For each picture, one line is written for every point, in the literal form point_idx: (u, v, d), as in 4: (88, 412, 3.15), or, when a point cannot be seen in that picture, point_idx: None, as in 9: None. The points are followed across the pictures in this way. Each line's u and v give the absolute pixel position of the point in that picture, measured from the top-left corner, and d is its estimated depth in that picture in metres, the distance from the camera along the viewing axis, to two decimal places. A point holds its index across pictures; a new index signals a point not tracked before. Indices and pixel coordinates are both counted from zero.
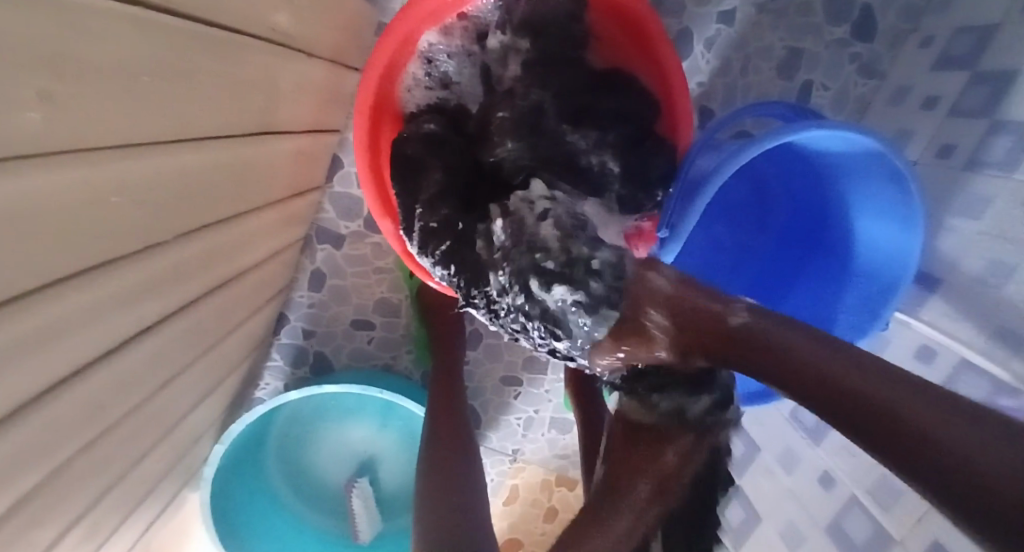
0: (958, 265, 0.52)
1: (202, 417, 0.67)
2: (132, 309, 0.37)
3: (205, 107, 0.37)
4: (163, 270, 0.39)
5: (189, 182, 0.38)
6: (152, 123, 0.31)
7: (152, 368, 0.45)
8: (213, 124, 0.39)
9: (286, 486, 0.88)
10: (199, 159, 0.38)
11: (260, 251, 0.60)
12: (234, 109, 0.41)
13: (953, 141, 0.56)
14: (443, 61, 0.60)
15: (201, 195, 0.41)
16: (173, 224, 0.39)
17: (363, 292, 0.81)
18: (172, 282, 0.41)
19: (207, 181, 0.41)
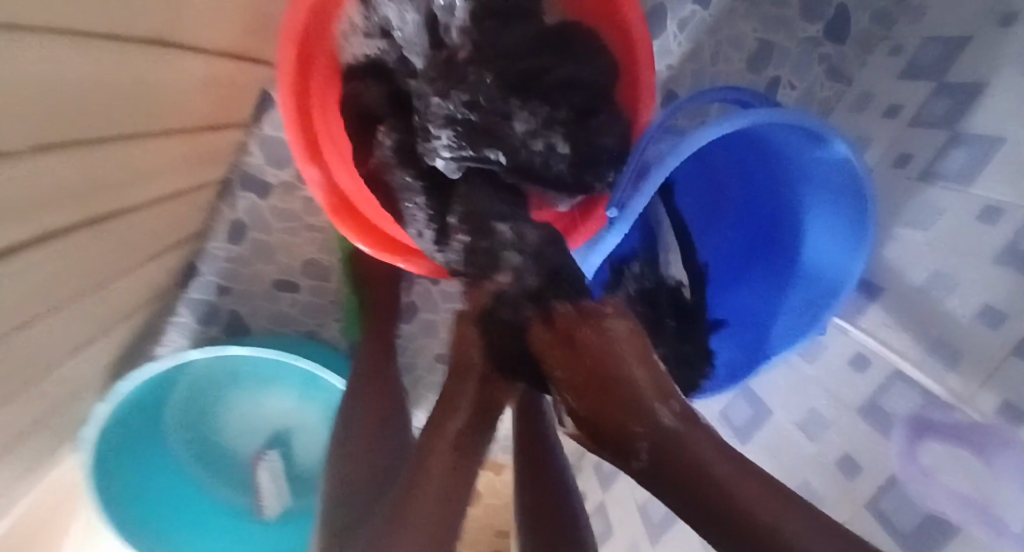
0: (901, 275, 0.52)
1: (84, 368, 0.59)
2: (10, 219, 0.30)
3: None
4: (37, 190, 0.32)
5: (75, 75, 0.32)
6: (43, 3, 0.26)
7: (23, 302, 0.37)
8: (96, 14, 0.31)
9: (186, 452, 0.81)
10: (74, 54, 0.30)
11: (159, 186, 0.52)
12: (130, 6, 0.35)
13: (911, 151, 0.55)
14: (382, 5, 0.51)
15: (78, 98, 0.33)
16: (57, 128, 0.32)
17: (290, 250, 0.74)
18: (47, 203, 0.34)
19: (97, 79, 0.34)
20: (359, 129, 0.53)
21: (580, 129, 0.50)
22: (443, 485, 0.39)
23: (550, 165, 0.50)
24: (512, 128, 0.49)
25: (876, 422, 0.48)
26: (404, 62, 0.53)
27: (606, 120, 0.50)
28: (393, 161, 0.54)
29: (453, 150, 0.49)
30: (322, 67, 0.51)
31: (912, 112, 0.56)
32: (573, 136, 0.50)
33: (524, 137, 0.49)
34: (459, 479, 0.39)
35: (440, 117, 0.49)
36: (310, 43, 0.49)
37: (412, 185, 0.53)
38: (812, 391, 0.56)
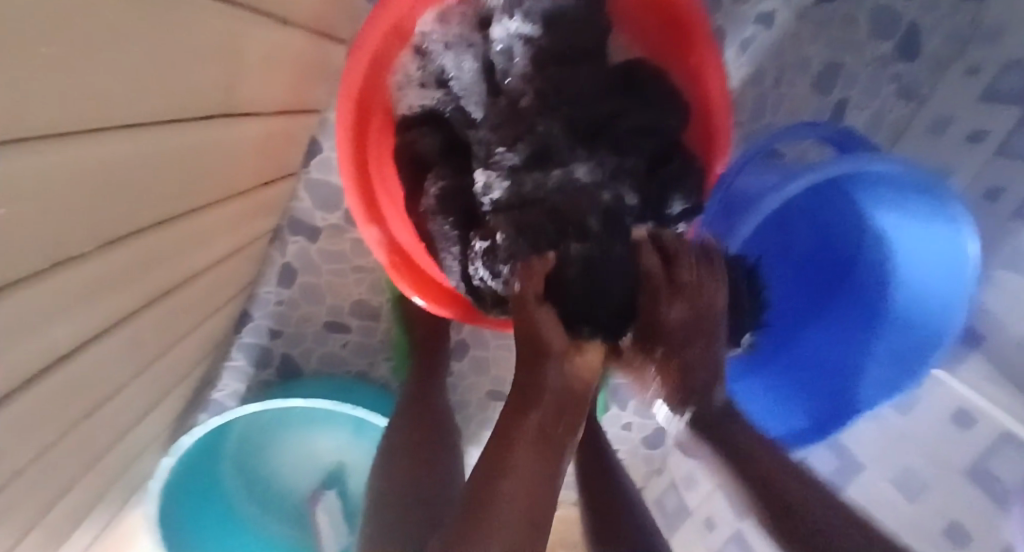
0: (1002, 325, 0.47)
1: (150, 428, 0.58)
2: (52, 326, 0.29)
3: (148, 81, 0.29)
4: (74, 288, 0.30)
5: (125, 177, 0.31)
6: (81, 111, 0.23)
7: (72, 395, 0.36)
8: (149, 107, 0.30)
9: (245, 494, 0.81)
10: (124, 148, 0.29)
11: (216, 249, 0.51)
12: (187, 84, 0.33)
13: (1002, 183, 0.49)
14: (438, 55, 0.51)
15: (127, 189, 0.32)
16: (103, 229, 0.31)
17: (340, 292, 0.73)
18: (99, 297, 0.33)
19: (151, 174, 0.33)
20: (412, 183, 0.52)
21: (652, 179, 0.49)
22: (529, 480, 0.34)
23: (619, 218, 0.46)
24: (576, 176, 0.47)
25: (989, 492, 0.44)
26: (462, 113, 0.50)
27: (679, 168, 0.49)
28: (434, 211, 0.51)
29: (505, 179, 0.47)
30: (378, 121, 0.52)
31: (994, 136, 0.51)
32: (641, 187, 0.48)
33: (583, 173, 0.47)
34: (537, 499, 0.33)
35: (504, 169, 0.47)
36: (368, 100, 0.50)
37: (451, 235, 0.50)
38: (904, 448, 0.52)
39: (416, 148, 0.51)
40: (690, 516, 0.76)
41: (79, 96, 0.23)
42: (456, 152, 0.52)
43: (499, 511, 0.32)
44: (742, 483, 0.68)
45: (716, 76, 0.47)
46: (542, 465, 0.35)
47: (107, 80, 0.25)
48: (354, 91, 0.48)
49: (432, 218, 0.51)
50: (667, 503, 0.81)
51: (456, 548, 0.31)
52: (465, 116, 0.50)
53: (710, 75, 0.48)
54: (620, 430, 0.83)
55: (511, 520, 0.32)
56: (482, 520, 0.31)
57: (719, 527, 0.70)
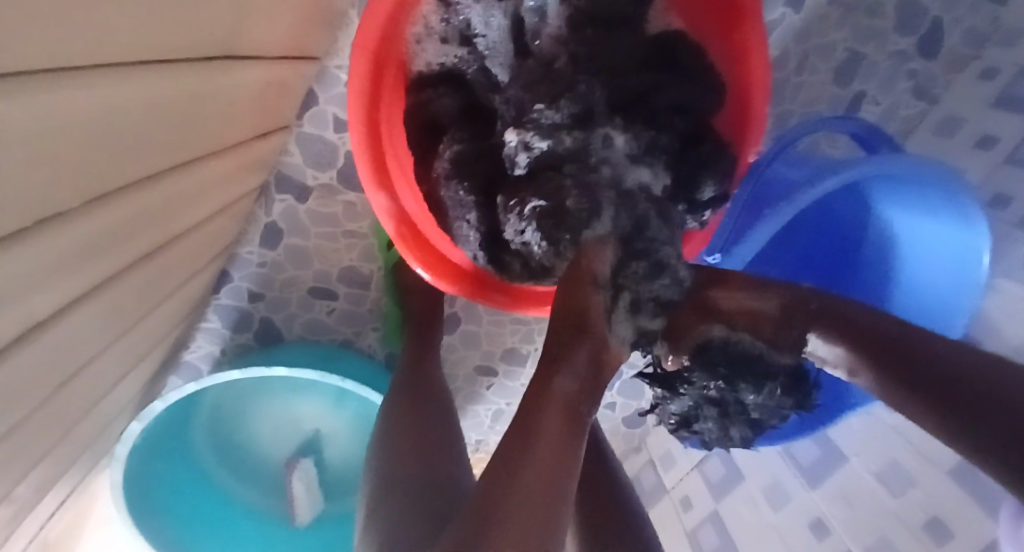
0: (999, 330, 0.48)
1: (122, 395, 0.54)
2: (31, 295, 0.25)
3: (142, 12, 0.24)
4: (60, 246, 0.26)
5: (115, 122, 0.26)
6: (66, 48, 0.19)
7: (50, 364, 0.32)
8: (152, 40, 0.26)
9: (216, 459, 0.77)
10: (125, 89, 0.25)
11: (204, 207, 0.46)
12: (189, 19, 0.28)
13: (1009, 191, 0.50)
14: (463, 8, 0.46)
15: (122, 137, 0.27)
16: (91, 183, 0.26)
17: (328, 258, 0.69)
18: (81, 260, 0.29)
19: (149, 120, 0.29)
20: (425, 147, 0.49)
21: (683, 162, 0.46)
22: (555, 444, 0.29)
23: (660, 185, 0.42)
24: (613, 144, 0.42)
25: (972, 489, 0.44)
26: (485, 74, 0.48)
27: (713, 151, 0.47)
28: (449, 175, 0.48)
29: (530, 138, 0.42)
30: (393, 76, 0.46)
31: (1003, 144, 0.52)
32: (676, 167, 0.46)
33: (625, 140, 0.42)
34: (560, 464, 0.28)
35: (540, 128, 0.42)
36: (385, 51, 0.44)
37: (465, 200, 0.47)
38: (891, 441, 0.52)
39: (432, 108, 0.49)
40: (666, 494, 0.77)
41: (67, 28, 0.18)
42: (478, 116, 0.49)
43: (524, 470, 0.27)
44: (725, 467, 0.69)
45: (760, 57, 0.45)
46: (571, 429, 0.30)
47: (109, 10, 0.21)
48: (373, 42, 0.43)
49: (444, 182, 0.48)
50: (644, 482, 0.83)
51: (482, 507, 0.25)
52: (489, 78, 0.48)
53: (755, 61, 0.46)
54: (606, 408, 0.84)
55: (538, 482, 0.27)
56: (514, 471, 0.27)
57: (694, 507, 0.71)
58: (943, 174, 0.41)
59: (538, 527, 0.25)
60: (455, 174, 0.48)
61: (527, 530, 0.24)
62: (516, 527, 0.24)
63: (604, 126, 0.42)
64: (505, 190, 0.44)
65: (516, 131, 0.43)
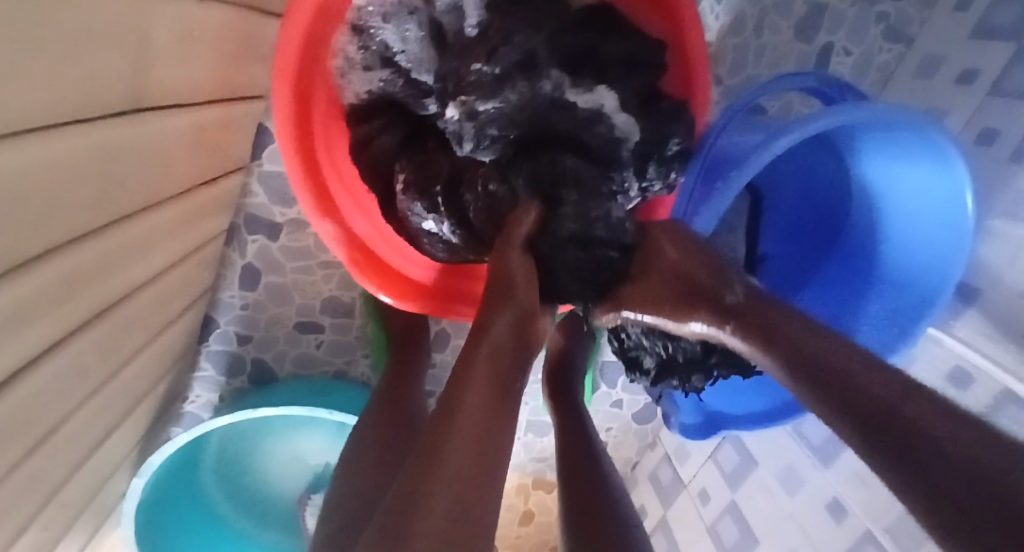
0: (998, 276, 0.46)
1: (112, 452, 0.55)
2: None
3: (44, 60, 0.24)
4: (10, 311, 0.26)
5: (40, 183, 0.26)
6: None
7: (18, 429, 0.33)
8: (61, 102, 0.26)
9: (231, 505, 0.78)
10: (42, 149, 0.25)
11: (158, 258, 0.47)
12: (93, 66, 0.28)
13: (997, 125, 0.48)
14: (378, 30, 0.46)
15: (46, 200, 0.28)
16: (25, 240, 0.27)
17: (308, 290, 0.69)
18: (25, 324, 0.29)
19: (71, 177, 0.29)
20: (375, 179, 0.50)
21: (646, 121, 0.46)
22: (483, 418, 0.28)
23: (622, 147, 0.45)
24: (573, 109, 0.43)
25: None
26: (411, 86, 0.47)
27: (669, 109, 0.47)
28: (410, 198, 0.48)
29: (466, 105, 0.42)
30: (321, 107, 0.47)
31: (985, 77, 0.51)
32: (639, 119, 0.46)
33: (581, 89, 0.43)
34: (487, 448, 0.27)
35: (482, 87, 0.41)
36: (308, 82, 0.45)
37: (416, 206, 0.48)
38: None
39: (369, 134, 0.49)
40: (684, 488, 0.74)
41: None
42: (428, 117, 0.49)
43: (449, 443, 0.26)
44: (737, 455, 0.66)
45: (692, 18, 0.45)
46: (500, 405, 0.30)
47: (20, 82, 0.22)
48: (292, 71, 0.44)
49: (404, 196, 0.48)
50: (661, 477, 0.80)
51: (402, 500, 0.24)
52: (420, 94, 0.47)
53: (693, 45, 0.46)
54: (613, 407, 0.82)
55: (464, 457, 0.26)
56: (434, 459, 0.26)
57: (712, 499, 0.68)
58: (914, 121, 0.38)
59: (473, 502, 0.24)
60: (409, 148, 0.49)
61: (454, 502, 0.24)
62: (442, 515, 0.23)
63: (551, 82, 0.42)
64: (445, 180, 0.47)
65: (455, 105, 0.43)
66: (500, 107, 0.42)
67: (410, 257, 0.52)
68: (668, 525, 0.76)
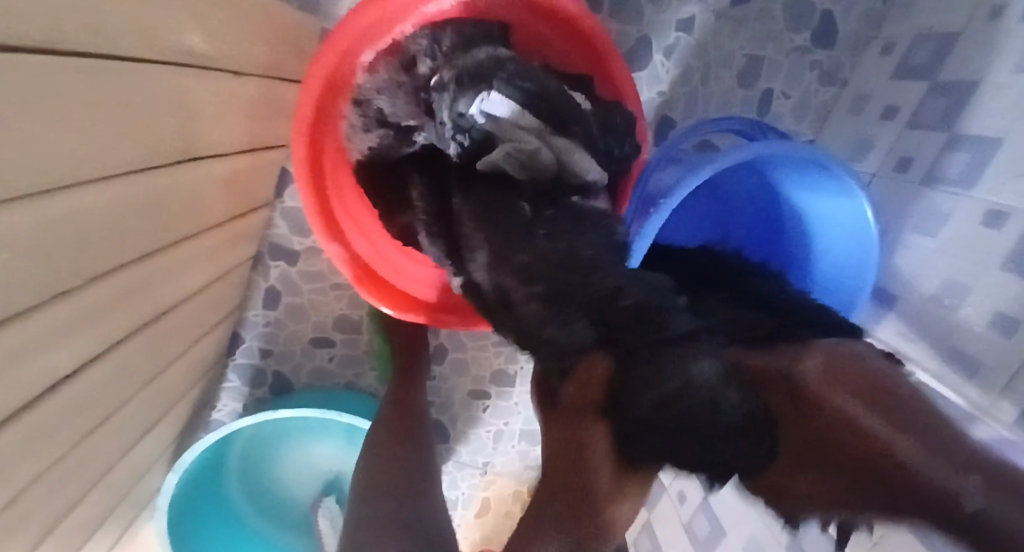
0: (912, 282, 0.52)
1: (148, 448, 0.64)
2: (51, 353, 0.33)
3: (126, 131, 0.34)
4: (84, 310, 0.36)
5: (116, 216, 0.36)
6: (82, 165, 0.29)
7: (81, 408, 0.42)
8: (133, 158, 0.36)
9: (251, 507, 0.86)
10: (117, 191, 0.35)
11: (196, 279, 0.57)
12: (156, 132, 0.38)
13: (910, 153, 0.56)
14: (373, 99, 0.55)
15: (120, 230, 0.38)
16: (100, 259, 0.36)
17: (321, 309, 0.79)
18: (95, 323, 0.38)
19: (139, 212, 0.39)
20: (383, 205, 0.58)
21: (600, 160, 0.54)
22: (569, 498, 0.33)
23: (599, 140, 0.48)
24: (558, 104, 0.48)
25: None
26: (402, 133, 0.55)
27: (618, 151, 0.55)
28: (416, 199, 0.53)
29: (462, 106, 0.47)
30: (331, 157, 0.58)
31: (904, 110, 0.58)
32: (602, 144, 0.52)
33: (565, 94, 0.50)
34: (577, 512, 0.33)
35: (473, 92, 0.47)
36: (320, 136, 0.56)
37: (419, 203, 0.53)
38: None
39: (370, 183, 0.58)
40: (665, 491, 0.79)
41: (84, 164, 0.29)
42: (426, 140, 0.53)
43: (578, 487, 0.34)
44: None
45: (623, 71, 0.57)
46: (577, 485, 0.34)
47: (108, 146, 0.32)
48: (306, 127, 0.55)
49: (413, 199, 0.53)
50: None
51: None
52: (408, 137, 0.55)
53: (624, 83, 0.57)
54: None
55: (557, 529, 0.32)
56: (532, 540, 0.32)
57: (688, 499, 0.74)
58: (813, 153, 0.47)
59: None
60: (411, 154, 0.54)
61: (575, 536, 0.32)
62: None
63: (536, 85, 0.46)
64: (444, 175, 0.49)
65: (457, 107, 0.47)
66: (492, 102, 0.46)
67: (410, 270, 0.62)
68: (651, 527, 0.81)
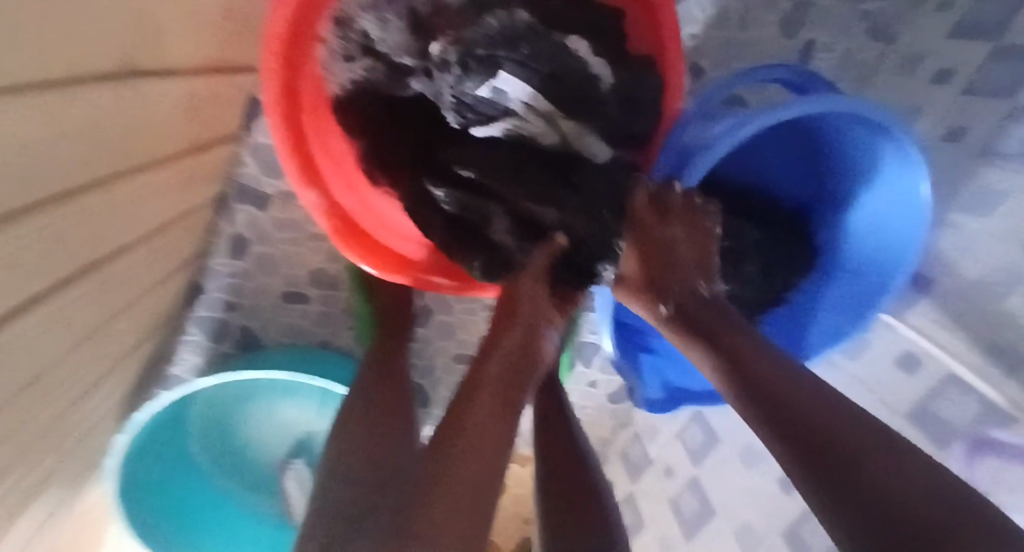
0: (955, 268, 0.48)
1: (95, 407, 0.57)
2: None
3: (60, 24, 0.26)
4: (19, 249, 0.29)
5: (53, 135, 0.29)
6: (9, 67, 0.22)
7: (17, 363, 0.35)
8: (68, 62, 0.28)
9: (214, 467, 0.81)
10: (51, 104, 0.27)
11: (146, 221, 0.48)
12: (94, 32, 0.30)
13: (963, 124, 0.50)
14: (357, 19, 0.48)
15: (54, 157, 0.30)
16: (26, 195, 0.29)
17: (295, 261, 0.71)
18: (29, 265, 0.31)
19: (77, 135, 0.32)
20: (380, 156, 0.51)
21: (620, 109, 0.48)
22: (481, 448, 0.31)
23: (597, 101, 0.47)
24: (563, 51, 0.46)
25: (930, 429, 0.45)
26: (394, 71, 0.49)
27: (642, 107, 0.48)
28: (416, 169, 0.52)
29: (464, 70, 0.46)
30: (309, 91, 0.50)
31: (959, 76, 0.51)
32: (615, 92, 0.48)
33: (568, 38, 0.47)
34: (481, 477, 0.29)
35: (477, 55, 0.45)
36: (296, 62, 0.47)
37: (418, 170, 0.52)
38: (855, 388, 0.55)
39: (353, 121, 0.51)
40: (651, 465, 0.78)
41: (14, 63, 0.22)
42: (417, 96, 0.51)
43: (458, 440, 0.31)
44: (702, 433, 0.70)
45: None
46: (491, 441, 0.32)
47: (38, 41, 0.24)
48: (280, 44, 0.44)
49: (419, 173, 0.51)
50: (631, 455, 0.83)
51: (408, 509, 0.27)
52: (402, 77, 0.49)
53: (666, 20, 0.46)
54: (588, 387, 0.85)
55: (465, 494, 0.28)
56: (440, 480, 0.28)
57: (676, 474, 0.72)
58: (876, 115, 0.40)
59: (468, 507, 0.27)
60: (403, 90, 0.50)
61: (467, 509, 0.27)
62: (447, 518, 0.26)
63: (527, 38, 0.45)
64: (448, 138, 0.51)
65: (451, 73, 0.47)
66: (500, 60, 0.45)
67: (399, 225, 0.56)
68: (634, 499, 0.79)
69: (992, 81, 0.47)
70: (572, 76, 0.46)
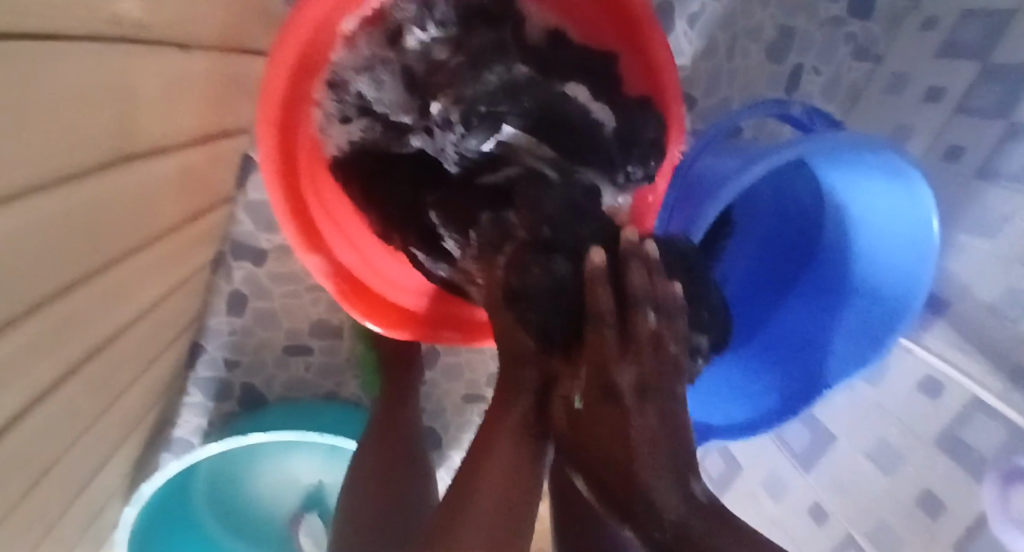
0: (966, 291, 0.47)
1: (103, 487, 0.55)
2: None
3: (50, 125, 0.25)
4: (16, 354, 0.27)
5: (52, 234, 0.27)
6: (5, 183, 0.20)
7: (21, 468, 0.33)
8: (62, 162, 0.26)
9: (221, 527, 0.78)
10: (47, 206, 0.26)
11: (146, 295, 0.47)
12: (88, 124, 0.29)
13: (961, 142, 0.49)
14: (353, 82, 0.47)
15: (49, 258, 0.28)
16: (30, 292, 0.27)
17: (297, 314, 0.69)
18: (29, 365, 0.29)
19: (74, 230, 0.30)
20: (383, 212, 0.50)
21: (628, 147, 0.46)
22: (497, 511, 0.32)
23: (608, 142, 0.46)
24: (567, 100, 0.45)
25: (962, 461, 0.44)
26: (391, 129, 0.47)
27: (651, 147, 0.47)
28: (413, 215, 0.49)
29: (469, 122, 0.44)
30: (306, 154, 0.50)
31: (950, 95, 0.52)
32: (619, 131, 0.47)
33: (574, 86, 0.47)
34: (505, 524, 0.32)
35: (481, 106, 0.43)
36: (291, 127, 0.47)
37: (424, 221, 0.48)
38: (877, 416, 0.53)
39: (355, 186, 0.50)
40: None
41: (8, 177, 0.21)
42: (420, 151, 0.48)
43: (478, 497, 0.32)
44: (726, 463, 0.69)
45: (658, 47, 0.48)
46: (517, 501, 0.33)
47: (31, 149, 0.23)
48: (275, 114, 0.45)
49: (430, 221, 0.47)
50: None
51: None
52: (400, 134, 0.47)
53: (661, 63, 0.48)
54: None
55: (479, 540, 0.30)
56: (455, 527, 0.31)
57: None
58: (877, 152, 0.40)
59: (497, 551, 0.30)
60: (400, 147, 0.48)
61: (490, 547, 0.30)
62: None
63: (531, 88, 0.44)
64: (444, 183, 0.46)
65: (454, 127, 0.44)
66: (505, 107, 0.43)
67: (401, 279, 0.54)
68: None
69: (980, 103, 0.47)
70: (588, 124, 0.45)
